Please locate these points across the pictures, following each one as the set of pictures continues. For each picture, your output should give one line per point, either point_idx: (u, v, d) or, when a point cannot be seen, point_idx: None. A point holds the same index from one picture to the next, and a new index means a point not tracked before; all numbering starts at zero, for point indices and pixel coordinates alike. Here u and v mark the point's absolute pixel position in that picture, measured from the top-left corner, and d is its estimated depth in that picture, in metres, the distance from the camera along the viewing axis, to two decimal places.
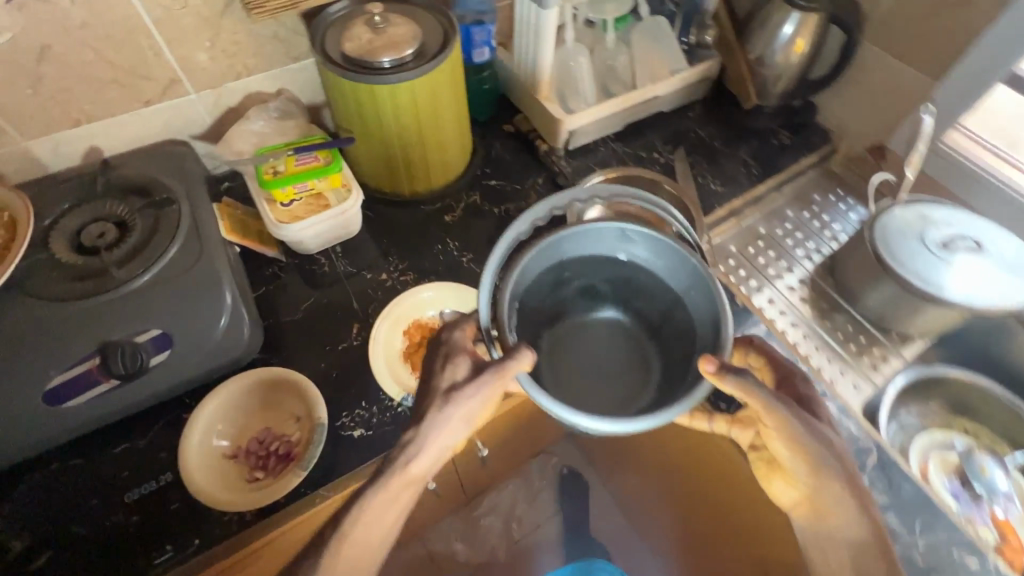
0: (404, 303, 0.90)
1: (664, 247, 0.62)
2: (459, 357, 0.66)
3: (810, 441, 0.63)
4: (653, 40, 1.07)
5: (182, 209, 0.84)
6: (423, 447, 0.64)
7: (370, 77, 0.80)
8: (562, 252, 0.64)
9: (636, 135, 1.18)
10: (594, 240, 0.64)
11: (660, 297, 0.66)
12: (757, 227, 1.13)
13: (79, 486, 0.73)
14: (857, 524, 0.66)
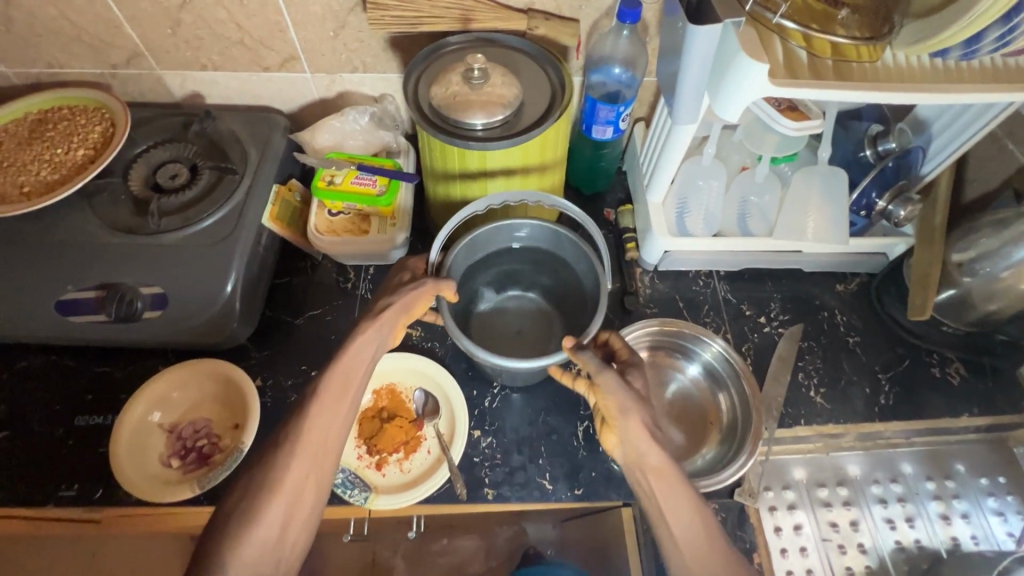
0: (384, 361, 0.81)
1: (573, 242, 0.76)
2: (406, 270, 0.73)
3: (625, 423, 0.61)
4: (822, 191, 0.81)
5: (241, 181, 0.86)
6: (380, 325, 0.67)
7: (443, 135, 0.71)
8: (497, 237, 0.78)
9: (753, 283, 0.95)
10: (507, 231, 0.78)
11: (565, 274, 0.80)
12: (848, 465, 0.85)
13: (55, 387, 0.81)
14: (692, 530, 0.58)
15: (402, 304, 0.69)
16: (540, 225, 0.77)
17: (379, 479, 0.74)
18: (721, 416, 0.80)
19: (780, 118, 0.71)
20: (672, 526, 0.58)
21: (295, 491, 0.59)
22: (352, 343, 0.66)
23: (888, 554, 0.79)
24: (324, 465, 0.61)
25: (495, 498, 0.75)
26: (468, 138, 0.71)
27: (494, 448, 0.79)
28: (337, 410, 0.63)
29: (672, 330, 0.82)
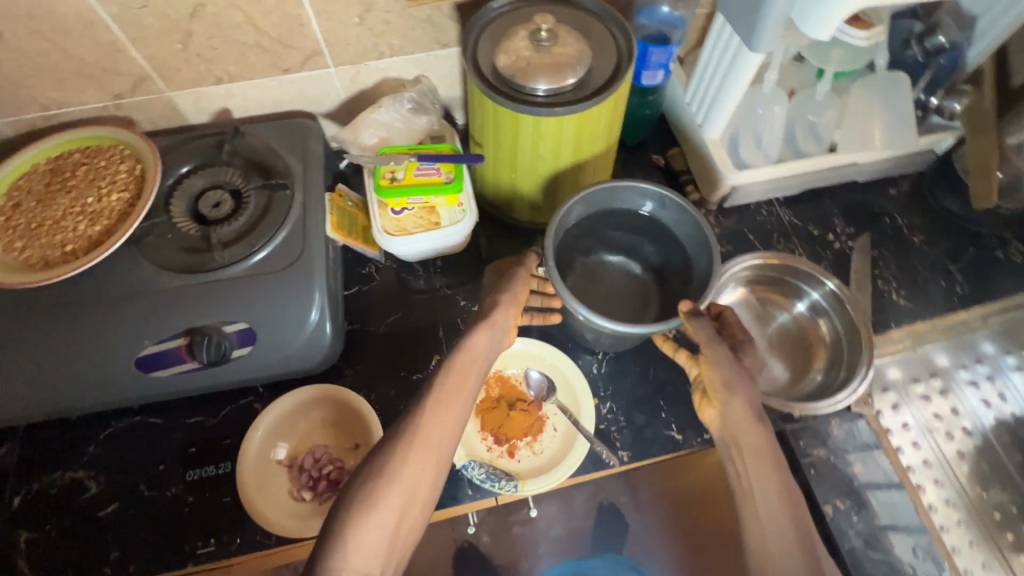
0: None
1: (674, 205, 0.75)
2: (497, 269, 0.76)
3: (730, 397, 0.61)
4: (880, 99, 0.83)
5: (294, 196, 0.80)
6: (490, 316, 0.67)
7: (519, 105, 0.68)
8: (594, 203, 0.77)
9: (813, 203, 0.96)
10: (612, 194, 0.76)
11: (665, 238, 0.79)
12: (936, 357, 0.89)
13: (152, 447, 0.76)
14: (779, 517, 0.55)
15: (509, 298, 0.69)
16: (649, 192, 0.75)
17: (517, 466, 0.74)
18: (823, 337, 0.83)
19: (850, 28, 0.71)
20: (761, 508, 0.56)
21: (404, 494, 0.55)
22: (470, 338, 0.64)
23: (989, 430, 0.85)
24: (436, 464, 0.57)
25: (631, 459, 0.77)
26: (547, 104, 0.68)
27: (616, 411, 0.79)
28: (450, 405, 0.60)
29: (775, 262, 0.83)
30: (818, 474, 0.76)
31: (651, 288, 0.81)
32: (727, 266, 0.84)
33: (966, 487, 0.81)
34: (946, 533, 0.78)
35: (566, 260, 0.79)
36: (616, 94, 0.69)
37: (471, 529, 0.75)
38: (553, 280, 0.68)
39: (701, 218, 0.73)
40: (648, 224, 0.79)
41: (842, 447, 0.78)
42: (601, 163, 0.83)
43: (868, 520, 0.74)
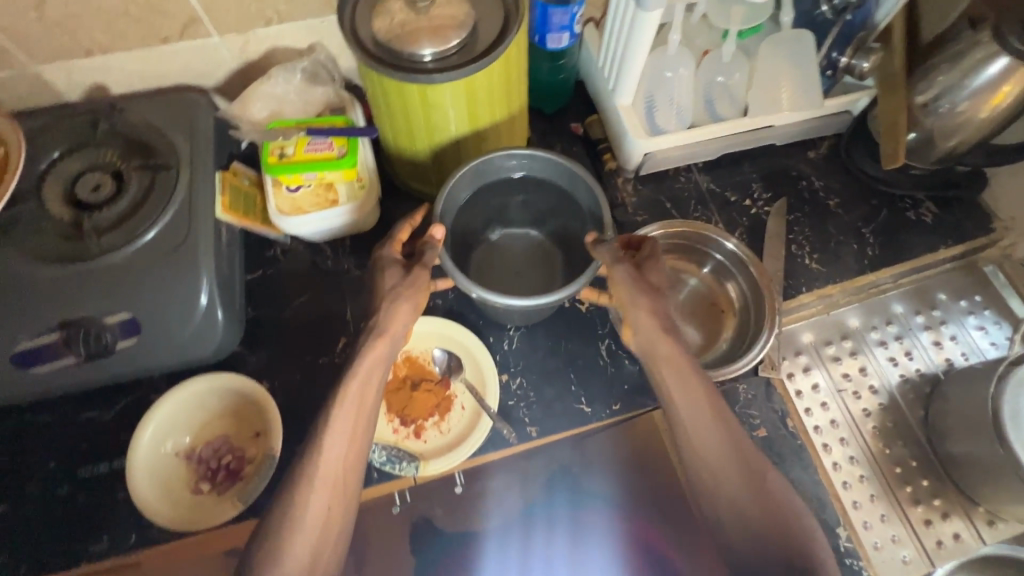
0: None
1: (568, 172, 0.73)
2: (391, 266, 0.66)
3: (634, 311, 0.64)
4: (788, 59, 0.82)
5: (179, 177, 0.76)
6: (380, 331, 0.63)
7: (403, 73, 0.64)
8: (488, 176, 0.75)
9: (731, 168, 0.95)
10: (509, 164, 0.74)
11: (566, 208, 0.78)
12: (848, 319, 0.90)
13: (43, 445, 0.73)
14: (699, 413, 0.63)
15: (405, 305, 0.64)
16: (546, 162, 0.73)
17: (423, 446, 0.73)
18: (732, 302, 0.83)
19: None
20: (683, 412, 0.64)
21: (319, 525, 0.58)
22: (364, 358, 0.62)
23: (895, 388, 0.87)
24: (343, 495, 0.60)
25: (540, 433, 0.76)
26: (431, 69, 0.65)
27: (526, 386, 0.79)
28: (349, 436, 0.61)
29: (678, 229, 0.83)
30: None
31: (555, 259, 0.80)
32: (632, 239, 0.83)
33: (870, 444, 0.83)
34: (847, 490, 0.80)
35: (466, 236, 0.78)
36: (504, 54, 0.66)
37: (398, 510, 0.74)
38: (442, 260, 0.66)
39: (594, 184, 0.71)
40: (550, 194, 0.77)
41: (748, 411, 0.79)
42: (504, 133, 0.81)
43: None
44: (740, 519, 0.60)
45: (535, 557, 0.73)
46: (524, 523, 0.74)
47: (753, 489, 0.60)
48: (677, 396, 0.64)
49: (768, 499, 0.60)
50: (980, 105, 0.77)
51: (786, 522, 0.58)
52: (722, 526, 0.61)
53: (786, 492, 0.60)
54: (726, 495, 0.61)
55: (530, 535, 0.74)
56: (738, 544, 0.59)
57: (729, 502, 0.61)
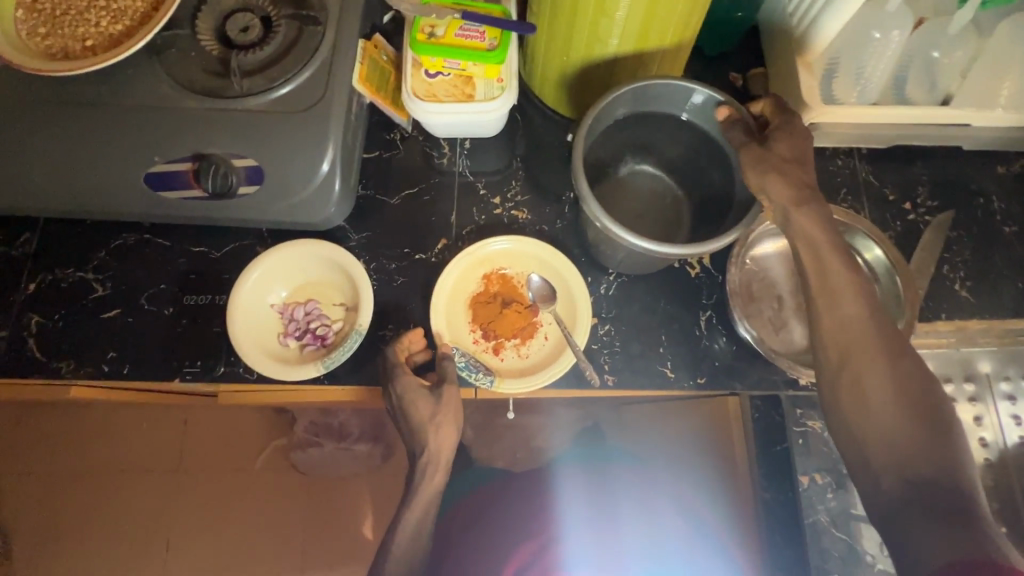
0: (499, 245, 0.77)
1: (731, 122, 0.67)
2: (417, 391, 0.67)
3: (764, 184, 0.59)
4: (1022, 48, 0.70)
5: (325, 35, 0.74)
6: (426, 440, 0.65)
7: None
8: (641, 104, 0.69)
9: (899, 163, 0.84)
10: (672, 98, 0.68)
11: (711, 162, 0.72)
12: (979, 362, 0.80)
13: (157, 266, 0.78)
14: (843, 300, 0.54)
15: (448, 428, 0.66)
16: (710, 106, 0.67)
17: (499, 363, 0.73)
18: None
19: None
20: (824, 294, 0.55)
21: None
22: (420, 456, 0.65)
23: (1009, 448, 0.78)
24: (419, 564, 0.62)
25: (615, 385, 0.74)
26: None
27: (613, 335, 0.76)
28: (419, 512, 0.63)
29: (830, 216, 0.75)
30: (806, 445, 0.72)
31: (680, 215, 0.75)
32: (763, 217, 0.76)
33: None
34: None
35: (595, 164, 0.73)
36: None
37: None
38: (578, 179, 0.62)
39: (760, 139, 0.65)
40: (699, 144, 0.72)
41: None
42: (664, 67, 0.74)
43: (844, 502, 0.71)
44: (876, 401, 0.49)
45: (605, 502, 0.82)
46: (592, 475, 0.83)
47: (894, 367, 0.50)
48: (816, 275, 0.56)
49: (912, 377, 0.49)
50: None
51: (930, 403, 0.47)
52: (849, 412, 0.50)
53: (929, 371, 0.49)
54: (855, 377, 0.51)
55: (598, 481, 0.83)
56: (864, 431, 0.49)
57: (878, 399, 0.49)
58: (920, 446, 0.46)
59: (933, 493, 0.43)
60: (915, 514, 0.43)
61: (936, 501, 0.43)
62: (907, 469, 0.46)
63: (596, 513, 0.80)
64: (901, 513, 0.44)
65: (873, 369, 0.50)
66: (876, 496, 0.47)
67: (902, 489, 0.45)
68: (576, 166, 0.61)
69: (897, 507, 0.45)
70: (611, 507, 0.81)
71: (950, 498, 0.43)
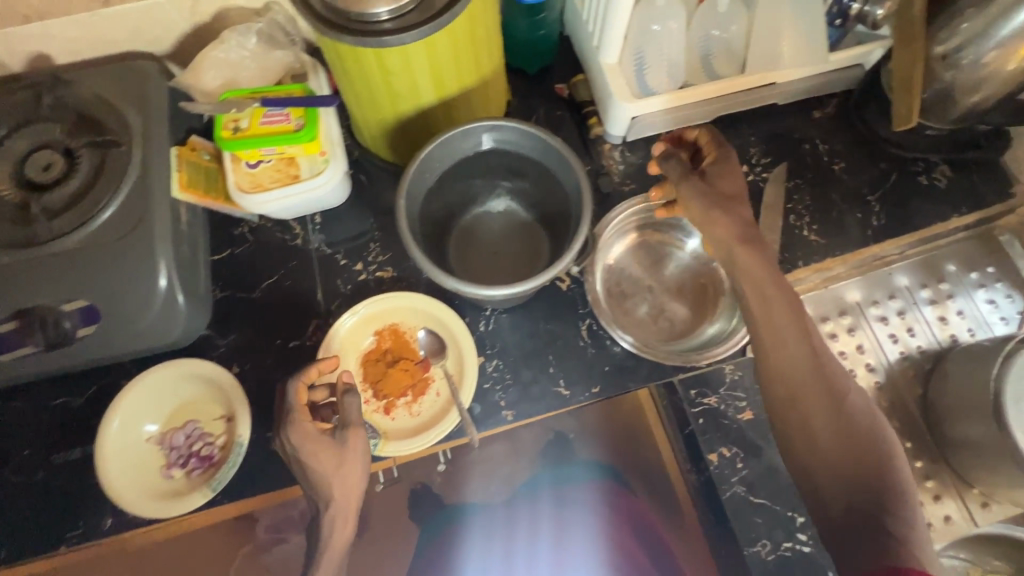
0: (388, 298, 0.76)
1: (543, 146, 0.68)
2: (323, 446, 0.60)
3: (708, 219, 0.63)
4: (792, 12, 0.75)
5: (131, 153, 0.72)
6: (336, 490, 0.59)
7: (359, 38, 0.59)
8: (457, 153, 0.69)
9: (727, 130, 0.88)
10: (529, 143, 0.69)
11: (544, 184, 0.73)
12: (847, 293, 0.84)
13: (16, 432, 0.73)
14: (789, 336, 0.59)
15: (359, 474, 0.61)
16: (565, 159, 0.67)
17: (394, 426, 0.72)
18: (720, 279, 0.78)
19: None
20: (767, 331, 0.60)
21: None
22: (338, 500, 0.59)
23: (893, 365, 0.82)
24: None
25: (516, 418, 0.74)
26: (394, 30, 0.59)
27: (502, 369, 0.76)
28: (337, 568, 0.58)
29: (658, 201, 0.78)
30: (705, 424, 0.74)
31: (537, 241, 0.76)
32: (622, 209, 0.80)
33: None
34: None
35: (455, 188, 0.73)
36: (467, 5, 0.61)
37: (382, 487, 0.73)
38: (407, 244, 0.61)
39: (572, 157, 0.66)
40: (542, 176, 0.72)
41: (735, 394, 0.74)
42: (479, 102, 0.75)
43: (756, 466, 0.72)
44: (823, 435, 0.55)
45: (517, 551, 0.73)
46: (509, 509, 0.74)
47: (838, 405, 0.56)
48: (758, 311, 0.61)
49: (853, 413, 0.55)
50: (1010, 55, 0.71)
51: (869, 435, 0.54)
52: (799, 442, 0.57)
53: (866, 408, 0.56)
54: (804, 414, 0.57)
55: (513, 512, 0.74)
56: (814, 460, 0.55)
57: (823, 432, 0.55)
58: (859, 475, 0.52)
59: (870, 518, 0.50)
60: (853, 532, 0.50)
61: (870, 520, 0.50)
62: (847, 493, 0.52)
63: (507, 553, 0.73)
64: (843, 534, 0.51)
65: (819, 405, 0.56)
66: (825, 517, 0.53)
67: (844, 510, 0.52)
68: (401, 184, 0.62)
69: (840, 529, 0.51)
70: (526, 538, 0.73)
71: (885, 518, 0.49)
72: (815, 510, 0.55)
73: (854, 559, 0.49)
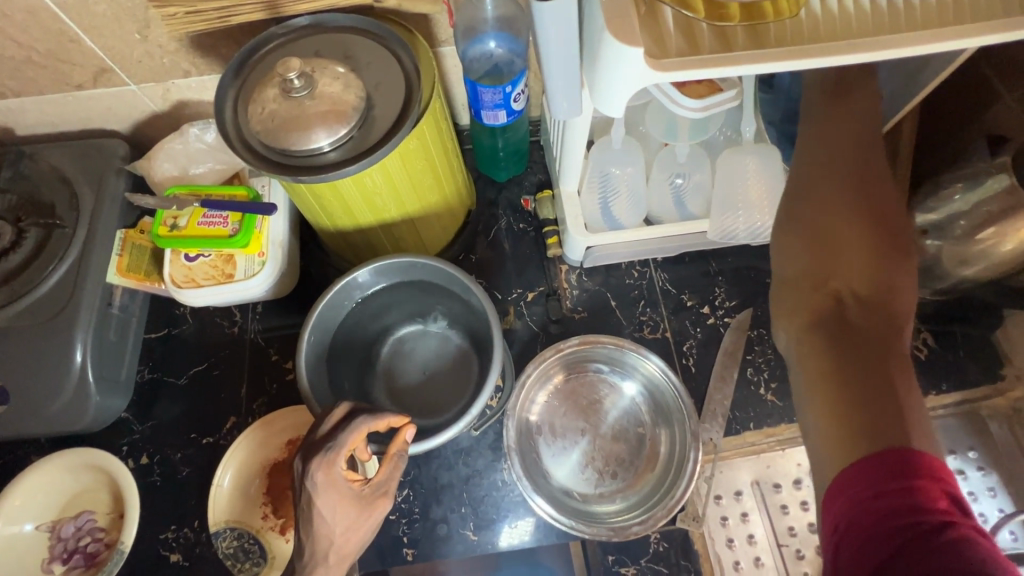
0: (300, 413, 0.72)
1: (461, 283, 0.65)
2: (338, 498, 0.49)
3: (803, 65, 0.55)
4: (755, 167, 0.68)
5: (73, 234, 0.72)
6: (328, 546, 0.49)
7: (300, 174, 0.56)
8: (378, 283, 0.67)
9: (696, 265, 0.83)
10: (451, 280, 0.66)
11: (470, 316, 0.69)
12: (801, 459, 0.74)
13: None
14: (840, 130, 0.50)
15: (363, 531, 0.51)
16: (480, 299, 0.64)
17: (286, 552, 0.67)
18: (659, 434, 0.73)
19: (680, 97, 0.56)
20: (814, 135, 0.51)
21: None
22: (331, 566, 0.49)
23: None
24: None
25: (416, 557, 0.70)
26: (338, 163, 0.56)
27: (412, 501, 0.72)
28: None
29: (588, 344, 0.74)
30: None
31: (465, 370, 0.72)
32: (548, 355, 0.74)
33: None
34: None
35: (380, 318, 0.72)
36: (407, 136, 0.58)
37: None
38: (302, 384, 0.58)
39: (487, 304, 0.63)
40: (467, 307, 0.69)
41: (655, 567, 0.69)
42: (429, 222, 0.73)
43: None
44: (836, 228, 0.46)
45: None
46: None
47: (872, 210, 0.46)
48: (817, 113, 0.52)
49: (879, 209, 0.46)
50: (1006, 235, 0.62)
51: (894, 250, 0.45)
52: (801, 234, 0.47)
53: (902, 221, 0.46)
54: (830, 200, 0.47)
55: None
56: (811, 251, 0.46)
57: (839, 232, 0.46)
58: (868, 279, 0.44)
59: (845, 325, 0.43)
60: (829, 327, 0.43)
61: (849, 329, 0.42)
62: (840, 292, 0.44)
63: None
64: (815, 337, 0.43)
65: (844, 209, 0.46)
66: (788, 316, 0.46)
67: (829, 306, 0.44)
68: (306, 322, 0.61)
69: (808, 344, 0.44)
70: None
71: (873, 330, 0.42)
72: (787, 304, 0.46)
73: (827, 387, 0.42)
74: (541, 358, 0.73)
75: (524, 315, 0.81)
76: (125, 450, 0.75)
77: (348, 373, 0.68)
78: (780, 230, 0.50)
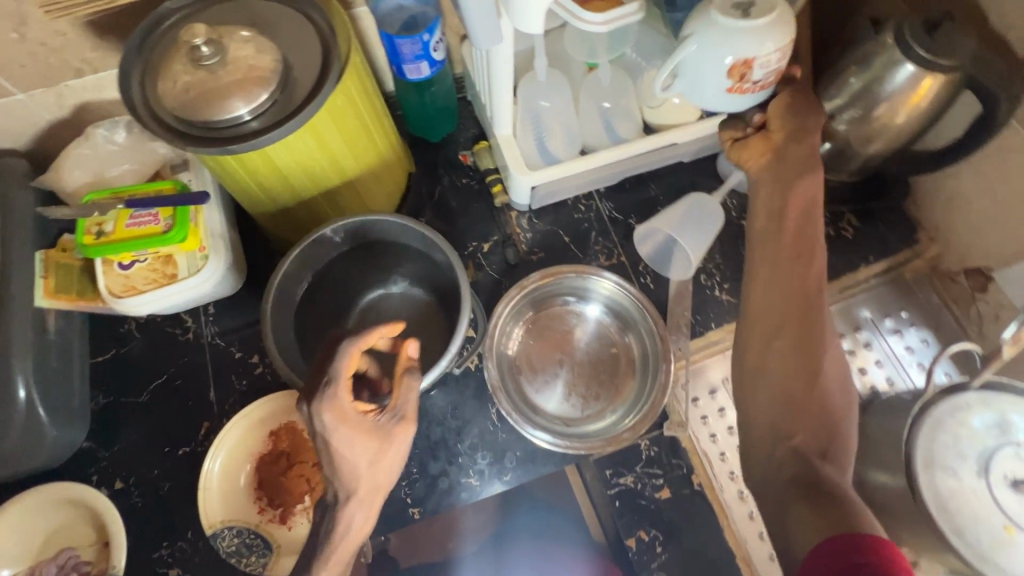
0: (278, 400, 0.70)
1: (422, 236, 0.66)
2: (354, 424, 0.48)
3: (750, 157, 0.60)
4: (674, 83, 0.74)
5: None
6: (359, 475, 0.48)
7: (225, 145, 0.54)
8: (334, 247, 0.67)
9: (637, 190, 0.86)
10: (409, 234, 0.67)
11: (435, 272, 0.70)
12: None
13: None
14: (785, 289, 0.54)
15: (393, 459, 0.50)
16: (441, 247, 0.65)
17: (290, 538, 0.66)
18: (631, 348, 0.76)
19: (583, 13, 0.57)
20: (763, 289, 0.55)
21: None
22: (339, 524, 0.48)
23: None
24: None
25: (423, 514, 0.71)
26: (263, 128, 0.55)
27: (408, 463, 0.72)
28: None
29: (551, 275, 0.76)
30: (623, 506, 0.72)
31: (435, 327, 0.72)
32: (516, 294, 0.76)
33: None
34: (762, 541, 0.71)
35: (342, 284, 0.71)
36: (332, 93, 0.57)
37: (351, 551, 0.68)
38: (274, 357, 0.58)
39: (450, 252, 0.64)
40: (430, 261, 0.69)
41: (650, 471, 0.73)
42: (373, 187, 0.72)
43: (674, 547, 0.71)
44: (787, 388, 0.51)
45: None
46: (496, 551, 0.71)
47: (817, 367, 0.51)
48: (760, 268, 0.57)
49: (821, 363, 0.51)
50: (897, 108, 0.69)
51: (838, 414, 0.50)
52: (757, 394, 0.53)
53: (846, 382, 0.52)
54: (775, 362, 0.52)
55: (507, 558, 0.72)
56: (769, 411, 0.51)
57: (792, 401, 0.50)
58: (824, 443, 0.48)
59: (816, 480, 0.46)
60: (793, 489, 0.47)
61: (812, 488, 0.46)
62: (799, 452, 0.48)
63: None
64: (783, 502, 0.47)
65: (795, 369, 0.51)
66: (772, 475, 0.49)
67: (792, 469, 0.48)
68: (266, 293, 0.61)
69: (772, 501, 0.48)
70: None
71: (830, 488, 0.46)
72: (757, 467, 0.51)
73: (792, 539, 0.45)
74: (511, 299, 0.75)
75: (483, 267, 0.82)
76: (96, 479, 0.71)
77: (319, 344, 0.69)
78: (742, 387, 0.55)
